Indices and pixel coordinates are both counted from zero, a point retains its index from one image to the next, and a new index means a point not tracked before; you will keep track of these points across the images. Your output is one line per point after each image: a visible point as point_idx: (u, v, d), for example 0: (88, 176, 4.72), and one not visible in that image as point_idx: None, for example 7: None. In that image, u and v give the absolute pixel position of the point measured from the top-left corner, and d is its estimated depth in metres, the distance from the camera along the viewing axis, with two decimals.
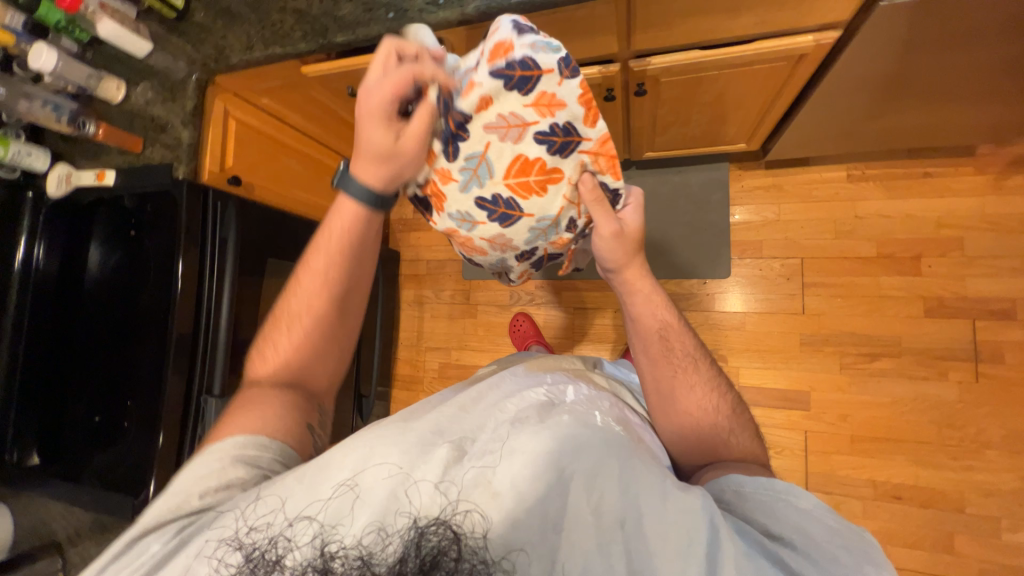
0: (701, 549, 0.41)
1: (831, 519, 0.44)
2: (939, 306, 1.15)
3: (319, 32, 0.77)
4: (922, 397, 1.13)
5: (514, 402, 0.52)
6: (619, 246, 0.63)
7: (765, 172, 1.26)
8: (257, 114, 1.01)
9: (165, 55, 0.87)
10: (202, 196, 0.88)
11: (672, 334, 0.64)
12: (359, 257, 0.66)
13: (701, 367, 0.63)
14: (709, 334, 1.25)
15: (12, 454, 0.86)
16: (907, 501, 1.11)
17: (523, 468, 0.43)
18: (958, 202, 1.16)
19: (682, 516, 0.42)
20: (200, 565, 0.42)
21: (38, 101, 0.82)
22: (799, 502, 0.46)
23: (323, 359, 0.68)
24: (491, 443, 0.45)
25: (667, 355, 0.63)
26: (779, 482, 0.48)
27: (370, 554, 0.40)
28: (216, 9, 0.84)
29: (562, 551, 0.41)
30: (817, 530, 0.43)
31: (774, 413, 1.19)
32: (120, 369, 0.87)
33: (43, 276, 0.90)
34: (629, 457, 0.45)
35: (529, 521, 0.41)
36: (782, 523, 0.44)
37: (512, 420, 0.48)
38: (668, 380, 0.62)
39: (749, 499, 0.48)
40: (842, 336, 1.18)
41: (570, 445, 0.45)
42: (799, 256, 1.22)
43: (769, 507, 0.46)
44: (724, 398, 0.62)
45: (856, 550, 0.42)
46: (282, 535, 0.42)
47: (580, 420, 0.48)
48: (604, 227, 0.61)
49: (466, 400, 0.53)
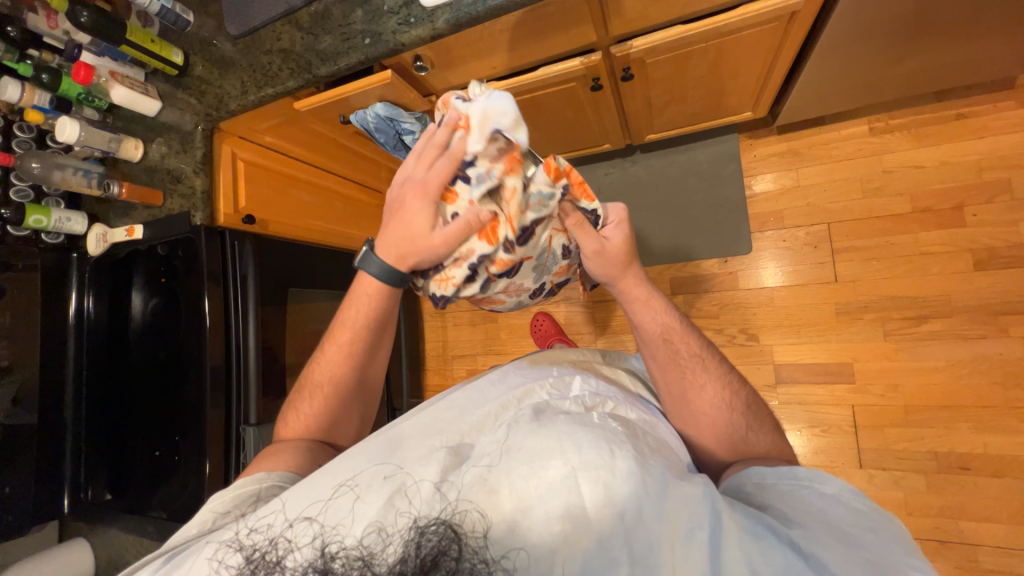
0: (704, 535, 0.40)
1: (860, 504, 0.43)
2: (991, 257, 1.05)
3: (304, 68, 0.80)
4: (980, 358, 1.04)
5: (512, 404, 0.54)
6: (607, 264, 0.62)
7: (778, 137, 1.20)
8: (264, 153, 1.06)
9: (174, 110, 0.93)
10: (219, 238, 0.93)
11: (675, 337, 0.63)
12: (383, 325, 0.69)
13: (710, 366, 0.62)
14: (736, 313, 1.20)
15: (88, 492, 0.96)
16: (976, 472, 1.02)
17: (521, 467, 0.44)
18: (999, 142, 1.06)
19: (684, 503, 0.42)
20: (201, 565, 0.43)
21: (70, 170, 0.90)
22: (824, 488, 0.45)
23: (348, 421, 0.70)
24: (489, 450, 0.47)
25: (673, 359, 0.62)
26: (801, 469, 0.48)
27: (371, 555, 0.41)
28: (213, 60, 0.89)
29: (560, 551, 0.40)
30: (837, 515, 0.43)
31: (816, 390, 1.13)
32: (165, 407, 0.93)
33: (95, 323, 0.98)
34: (625, 449, 0.45)
35: (528, 520, 0.41)
36: (803, 509, 0.44)
37: (508, 425, 0.49)
38: (678, 382, 0.61)
39: (769, 490, 0.47)
40: (882, 301, 1.10)
41: (568, 440, 0.45)
42: (825, 221, 1.15)
43: (791, 497, 0.45)
44: (738, 395, 0.61)
45: (884, 531, 0.41)
46: (282, 536, 0.43)
47: (577, 418, 0.48)
48: (587, 247, 0.60)
49: (467, 395, 0.56)
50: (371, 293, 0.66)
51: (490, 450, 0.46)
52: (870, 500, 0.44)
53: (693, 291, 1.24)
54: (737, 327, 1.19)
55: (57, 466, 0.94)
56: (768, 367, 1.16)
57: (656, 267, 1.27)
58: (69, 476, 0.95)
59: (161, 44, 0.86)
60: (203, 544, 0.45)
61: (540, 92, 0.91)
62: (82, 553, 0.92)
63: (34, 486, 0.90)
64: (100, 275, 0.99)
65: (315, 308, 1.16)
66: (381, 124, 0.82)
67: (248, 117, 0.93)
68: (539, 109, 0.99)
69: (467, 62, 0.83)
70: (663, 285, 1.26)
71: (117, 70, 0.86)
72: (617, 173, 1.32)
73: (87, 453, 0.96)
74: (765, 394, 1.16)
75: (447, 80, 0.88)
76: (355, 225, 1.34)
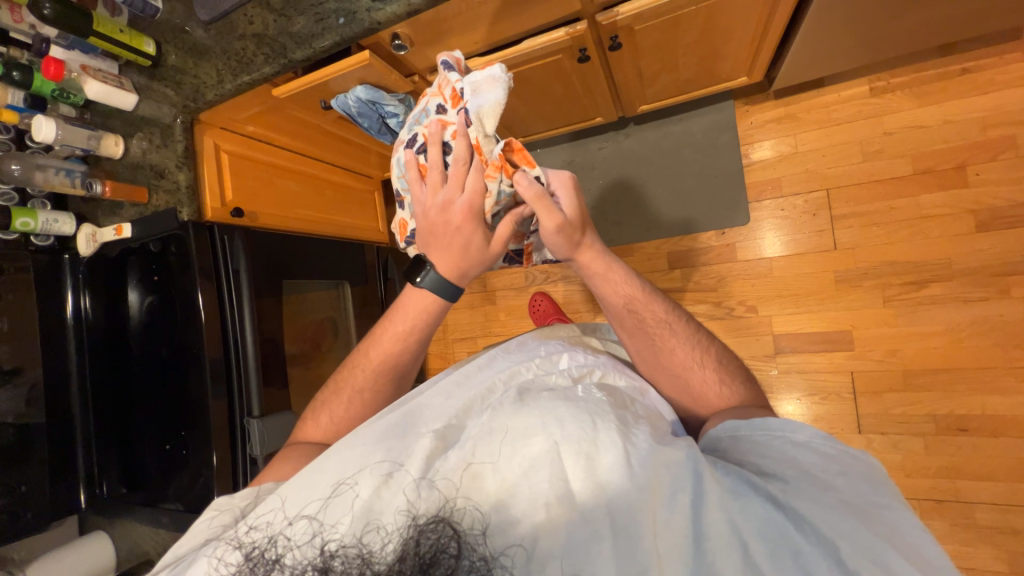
0: (686, 498, 0.41)
1: (831, 448, 0.44)
2: (993, 217, 1.03)
3: (279, 53, 0.78)
4: (982, 320, 1.03)
5: (498, 385, 0.56)
6: (567, 238, 0.61)
7: (775, 102, 1.16)
8: (247, 143, 1.03)
9: (151, 103, 0.91)
10: (208, 233, 0.92)
11: (639, 305, 0.63)
12: (423, 342, 0.70)
13: (678, 329, 0.62)
14: (734, 285, 1.19)
15: (103, 488, 0.98)
16: (974, 432, 1.03)
17: (504, 447, 0.45)
18: (1005, 97, 1.03)
19: (663, 468, 0.43)
20: (201, 564, 0.44)
21: (51, 170, 0.88)
22: (796, 436, 0.46)
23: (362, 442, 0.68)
24: (473, 432, 0.48)
25: (640, 326, 0.62)
26: (772, 420, 0.48)
27: (370, 553, 0.41)
28: (186, 48, 0.86)
29: (544, 528, 0.41)
30: (810, 462, 0.43)
31: (815, 358, 1.13)
32: (170, 402, 0.94)
33: (94, 323, 0.98)
34: (607, 420, 0.46)
35: (515, 500, 0.42)
36: (776, 458, 0.44)
37: (493, 407, 0.51)
38: (649, 349, 0.62)
39: (744, 441, 0.48)
40: (882, 267, 1.09)
41: (549, 416, 0.46)
42: (824, 187, 1.13)
43: (765, 447, 0.46)
44: (708, 353, 0.62)
45: (854, 473, 0.42)
46: (281, 533, 0.44)
47: (561, 394, 0.50)
48: (546, 222, 0.58)
49: (453, 381, 0.58)
50: (417, 310, 0.68)
51: (473, 432, 0.48)
52: (839, 442, 0.45)
53: (690, 265, 1.22)
54: (736, 299, 1.18)
55: (69, 462, 0.95)
56: (767, 338, 1.16)
57: (653, 242, 1.26)
58: (81, 472, 0.97)
59: (131, 33, 0.83)
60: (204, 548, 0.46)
61: (525, 66, 0.88)
62: (102, 545, 0.93)
63: (48, 483, 0.92)
64: (95, 274, 0.98)
65: (312, 298, 1.16)
66: (364, 108, 0.81)
67: (228, 107, 0.91)
68: (525, 84, 0.96)
69: (447, 39, 0.80)
70: (661, 260, 1.25)
71: (89, 63, 0.83)
72: (610, 147, 1.29)
73: (97, 450, 0.97)
74: (764, 364, 1.16)
75: (429, 58, 0.85)
76: (347, 212, 1.32)
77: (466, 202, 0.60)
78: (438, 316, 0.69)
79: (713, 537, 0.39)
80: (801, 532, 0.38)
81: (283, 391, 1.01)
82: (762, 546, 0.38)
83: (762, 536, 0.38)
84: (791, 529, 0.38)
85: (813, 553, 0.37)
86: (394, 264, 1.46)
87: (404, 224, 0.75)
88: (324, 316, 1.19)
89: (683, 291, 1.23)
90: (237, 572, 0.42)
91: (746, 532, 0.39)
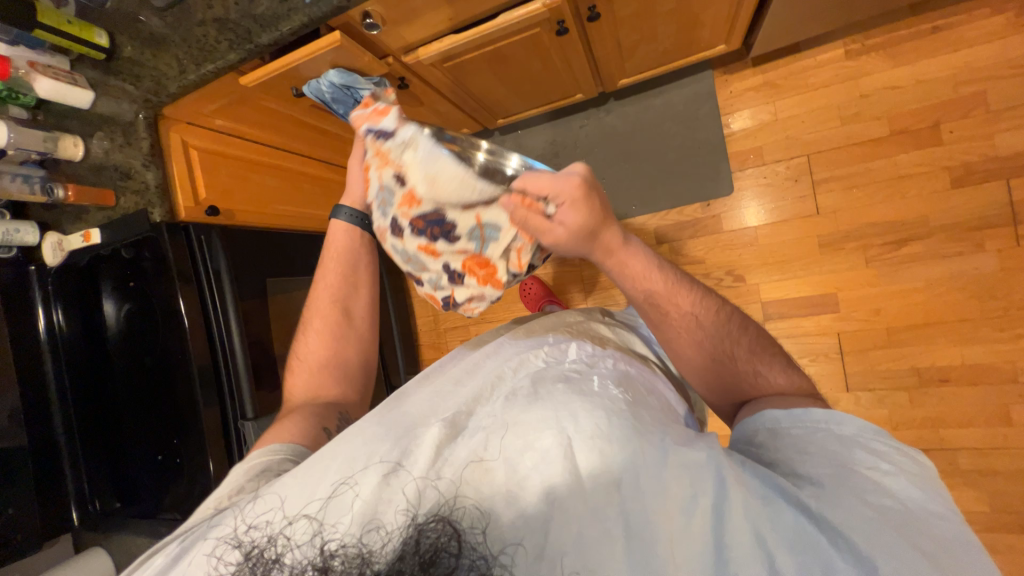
0: (707, 501, 0.41)
1: (880, 442, 0.45)
2: (967, 172, 1.06)
3: (244, 38, 0.74)
4: (960, 274, 1.07)
5: (509, 374, 0.55)
6: (583, 241, 0.59)
7: (753, 70, 1.16)
8: (218, 138, 0.99)
9: (109, 100, 0.85)
10: (183, 234, 0.89)
11: (666, 300, 0.61)
12: (362, 264, 0.76)
13: (706, 321, 0.62)
14: (721, 255, 1.20)
15: (95, 504, 0.94)
16: (955, 382, 1.07)
17: (515, 441, 0.44)
18: (976, 54, 1.04)
19: (684, 470, 0.42)
20: (201, 561, 0.43)
21: (7, 176, 0.82)
22: (841, 430, 0.46)
23: (338, 373, 0.71)
24: (484, 425, 0.47)
25: (662, 319, 0.62)
26: (817, 412, 0.49)
27: (370, 552, 0.41)
28: (141, 38, 0.79)
29: (553, 527, 0.40)
30: (855, 458, 0.44)
31: (801, 322, 1.15)
32: (160, 411, 0.90)
33: (71, 337, 0.93)
34: (621, 415, 0.46)
35: (524, 494, 0.42)
36: (816, 455, 0.45)
37: (506, 398, 0.50)
38: (674, 340, 0.62)
39: (783, 435, 0.48)
40: (863, 228, 1.11)
41: (563, 411, 0.46)
42: (804, 153, 1.14)
43: (805, 443, 0.46)
44: (741, 343, 0.61)
45: (904, 477, 0.42)
46: (281, 533, 0.43)
47: (575, 387, 0.49)
48: (544, 239, 0.58)
49: (463, 370, 0.58)
50: (342, 234, 0.75)
51: (485, 425, 0.47)
52: (891, 440, 0.45)
53: (678, 238, 1.23)
54: (724, 269, 1.20)
55: (57, 483, 0.91)
56: (755, 306, 1.18)
57: (639, 219, 1.26)
58: (71, 491, 0.93)
59: (80, 25, 0.76)
60: (201, 539, 0.45)
61: (502, 43, 0.86)
62: (101, 561, 0.91)
63: (37, 503, 0.88)
64: (67, 286, 0.92)
65: (298, 296, 1.13)
66: (338, 93, 0.78)
67: (193, 98, 0.87)
68: (504, 62, 0.93)
69: (421, 15, 0.77)
70: (648, 235, 1.25)
71: (37, 59, 0.77)
72: (592, 124, 1.27)
73: (86, 466, 0.93)
74: None
75: (403, 37, 0.82)
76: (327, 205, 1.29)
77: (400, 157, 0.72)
78: (365, 246, 0.76)
79: (734, 548, 0.39)
80: (836, 547, 0.38)
81: (276, 393, 0.99)
82: (791, 559, 0.38)
83: (790, 546, 0.38)
84: (823, 540, 0.38)
85: (843, 566, 0.37)
86: None
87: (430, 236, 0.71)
88: None
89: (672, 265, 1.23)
90: (237, 572, 0.42)
91: (770, 540, 0.39)
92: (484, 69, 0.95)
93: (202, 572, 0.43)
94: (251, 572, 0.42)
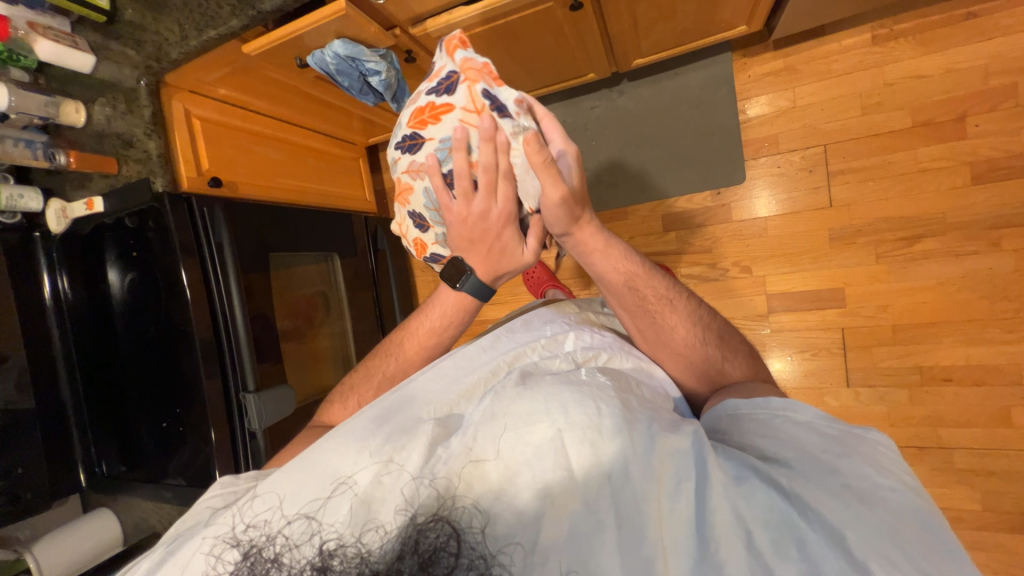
0: (692, 486, 0.41)
1: (831, 428, 0.44)
2: (989, 168, 1.02)
3: (247, 4, 0.72)
4: (972, 273, 1.04)
5: (502, 370, 0.56)
6: (568, 211, 0.58)
7: (774, 54, 1.12)
8: (221, 109, 0.98)
9: (111, 65, 0.83)
10: (185, 205, 0.88)
11: (640, 282, 0.62)
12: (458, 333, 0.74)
13: (678, 304, 0.62)
14: (729, 246, 1.18)
15: (103, 466, 0.96)
16: (958, 382, 1.07)
17: (507, 433, 0.44)
18: (1010, 43, 1.00)
19: (671, 457, 0.43)
20: (200, 561, 0.43)
21: (9, 141, 0.80)
22: (796, 416, 0.46)
23: None
24: (474, 419, 0.48)
25: (640, 304, 0.62)
26: (776, 400, 0.48)
27: (370, 552, 0.40)
28: (143, 1, 0.78)
29: (546, 518, 0.41)
30: (810, 442, 0.43)
31: (806, 316, 1.14)
32: (163, 380, 0.92)
33: (76, 305, 0.94)
34: (611, 404, 0.46)
35: (516, 488, 0.42)
36: (779, 440, 0.44)
37: (495, 391, 0.50)
38: (650, 327, 0.62)
39: (743, 421, 0.48)
40: (876, 223, 1.09)
41: (552, 402, 0.46)
42: (821, 142, 1.11)
43: (765, 427, 0.46)
44: (709, 329, 0.62)
45: (855, 454, 0.41)
46: (280, 532, 0.42)
47: (564, 379, 0.50)
48: (551, 192, 0.55)
49: (456, 363, 0.58)
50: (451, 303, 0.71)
51: (476, 419, 0.47)
52: (841, 423, 0.44)
53: (686, 227, 1.21)
54: (731, 260, 1.18)
55: (65, 447, 0.93)
56: (760, 298, 1.17)
57: (647, 205, 1.23)
58: (79, 453, 0.95)
59: None
60: (199, 539, 0.45)
61: (513, 17, 0.83)
62: (109, 521, 0.92)
63: (47, 464, 0.90)
64: (72, 253, 0.93)
65: (302, 272, 1.12)
66: (343, 65, 0.77)
67: (197, 66, 0.85)
68: (515, 38, 0.90)
69: None
70: (656, 222, 1.23)
71: (37, 20, 0.75)
72: (604, 106, 1.24)
73: (93, 432, 0.95)
74: (756, 324, 1.17)
75: (411, 7, 0.79)
76: (332, 181, 1.27)
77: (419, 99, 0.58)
78: (472, 313, 0.73)
79: (718, 526, 0.39)
80: (806, 519, 0.37)
81: (277, 367, 0.99)
82: (767, 535, 0.38)
83: (766, 525, 0.38)
84: (796, 517, 0.38)
85: (819, 541, 0.36)
86: (383, 234, 1.41)
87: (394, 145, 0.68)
88: (315, 290, 1.16)
89: (679, 253, 1.22)
90: (236, 570, 0.41)
91: (750, 520, 0.39)
92: (494, 44, 0.92)
93: (202, 571, 0.43)
94: (247, 571, 0.40)
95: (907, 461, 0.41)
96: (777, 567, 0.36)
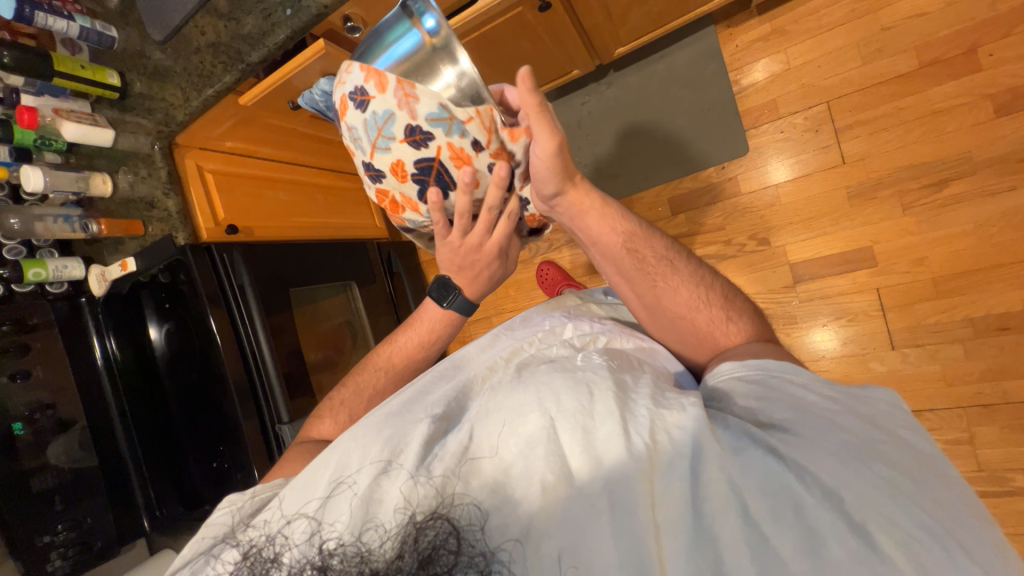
0: (686, 462, 0.40)
1: (828, 390, 0.44)
2: (1013, 98, 0.95)
3: (236, 59, 0.77)
4: (1014, 211, 0.97)
5: (500, 366, 0.58)
6: (563, 160, 0.56)
7: (759, 19, 1.09)
8: (230, 160, 1.04)
9: (129, 136, 0.90)
10: (207, 253, 0.93)
11: (638, 243, 0.61)
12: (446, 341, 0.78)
13: (679, 267, 0.61)
14: (742, 220, 1.14)
15: (163, 509, 1.00)
16: (1017, 330, 0.98)
17: (500, 427, 0.45)
18: None
19: (668, 433, 0.42)
20: (206, 568, 0.45)
21: (50, 219, 0.88)
22: (793, 378, 0.46)
23: None
24: (473, 416, 0.49)
25: (640, 267, 0.60)
26: (771, 362, 0.48)
27: (369, 551, 0.40)
28: (149, 73, 0.85)
29: (539, 507, 0.40)
30: (806, 401, 0.43)
31: (836, 281, 1.08)
32: (210, 420, 0.96)
33: (125, 363, 0.99)
34: (604, 389, 0.46)
35: (512, 480, 0.41)
36: (778, 404, 0.43)
37: (494, 388, 0.52)
38: (649, 291, 0.60)
39: (736, 385, 0.48)
40: (898, 173, 1.03)
41: (545, 392, 0.46)
42: (823, 100, 1.07)
43: (763, 390, 0.45)
44: (713, 290, 0.60)
45: (853, 413, 0.41)
46: (280, 533, 0.44)
47: (559, 366, 0.50)
48: (543, 140, 0.53)
49: (450, 364, 0.62)
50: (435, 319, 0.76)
51: (473, 417, 0.48)
52: (840, 386, 0.44)
53: (695, 207, 1.18)
54: (746, 234, 1.14)
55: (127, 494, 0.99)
56: (784, 268, 1.12)
57: (651, 190, 1.22)
58: (140, 500, 0.99)
59: (93, 68, 0.82)
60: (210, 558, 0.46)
61: (486, 28, 0.85)
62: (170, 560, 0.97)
63: (112, 514, 0.94)
64: (116, 313, 1.00)
65: (323, 305, 1.18)
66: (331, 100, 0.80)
67: (200, 124, 0.91)
68: (492, 47, 0.92)
69: None
70: (663, 207, 1.21)
71: (61, 106, 0.83)
72: (593, 100, 1.24)
73: (150, 476, 1.00)
74: (784, 296, 1.12)
75: None
76: (343, 213, 1.31)
77: (500, 239, 0.66)
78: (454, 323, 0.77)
79: (712, 497, 0.38)
80: (802, 484, 0.37)
81: (310, 397, 1.03)
82: (764, 503, 0.37)
83: (762, 492, 0.37)
84: (793, 481, 0.37)
85: (815, 504, 0.36)
86: (397, 258, 1.45)
87: (403, 165, 0.53)
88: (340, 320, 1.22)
89: (691, 235, 1.19)
90: (236, 569, 0.43)
91: (746, 489, 0.38)
92: (472, 58, 0.94)
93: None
94: (247, 570, 0.42)
95: (913, 416, 0.42)
96: (773, 534, 0.36)
